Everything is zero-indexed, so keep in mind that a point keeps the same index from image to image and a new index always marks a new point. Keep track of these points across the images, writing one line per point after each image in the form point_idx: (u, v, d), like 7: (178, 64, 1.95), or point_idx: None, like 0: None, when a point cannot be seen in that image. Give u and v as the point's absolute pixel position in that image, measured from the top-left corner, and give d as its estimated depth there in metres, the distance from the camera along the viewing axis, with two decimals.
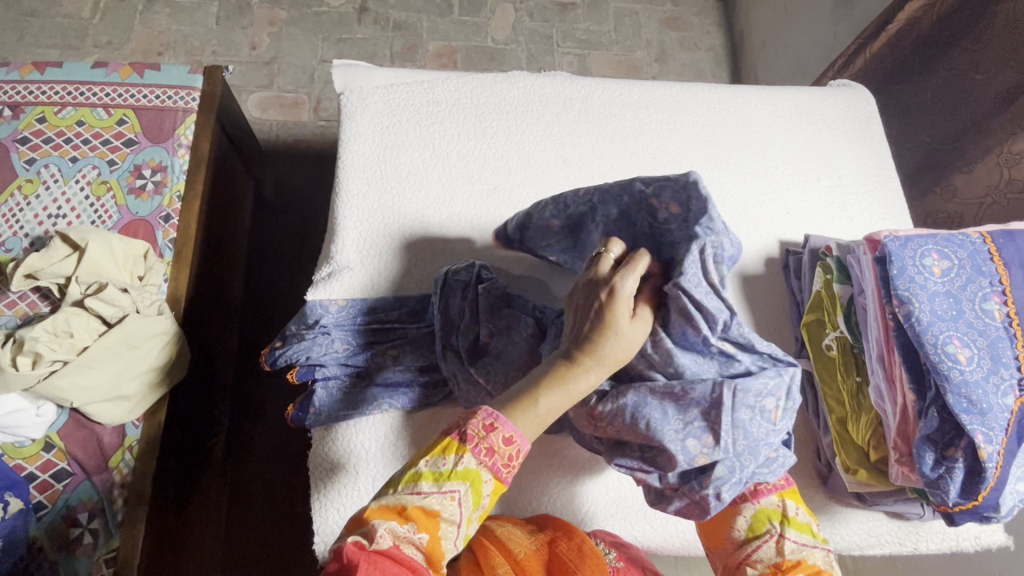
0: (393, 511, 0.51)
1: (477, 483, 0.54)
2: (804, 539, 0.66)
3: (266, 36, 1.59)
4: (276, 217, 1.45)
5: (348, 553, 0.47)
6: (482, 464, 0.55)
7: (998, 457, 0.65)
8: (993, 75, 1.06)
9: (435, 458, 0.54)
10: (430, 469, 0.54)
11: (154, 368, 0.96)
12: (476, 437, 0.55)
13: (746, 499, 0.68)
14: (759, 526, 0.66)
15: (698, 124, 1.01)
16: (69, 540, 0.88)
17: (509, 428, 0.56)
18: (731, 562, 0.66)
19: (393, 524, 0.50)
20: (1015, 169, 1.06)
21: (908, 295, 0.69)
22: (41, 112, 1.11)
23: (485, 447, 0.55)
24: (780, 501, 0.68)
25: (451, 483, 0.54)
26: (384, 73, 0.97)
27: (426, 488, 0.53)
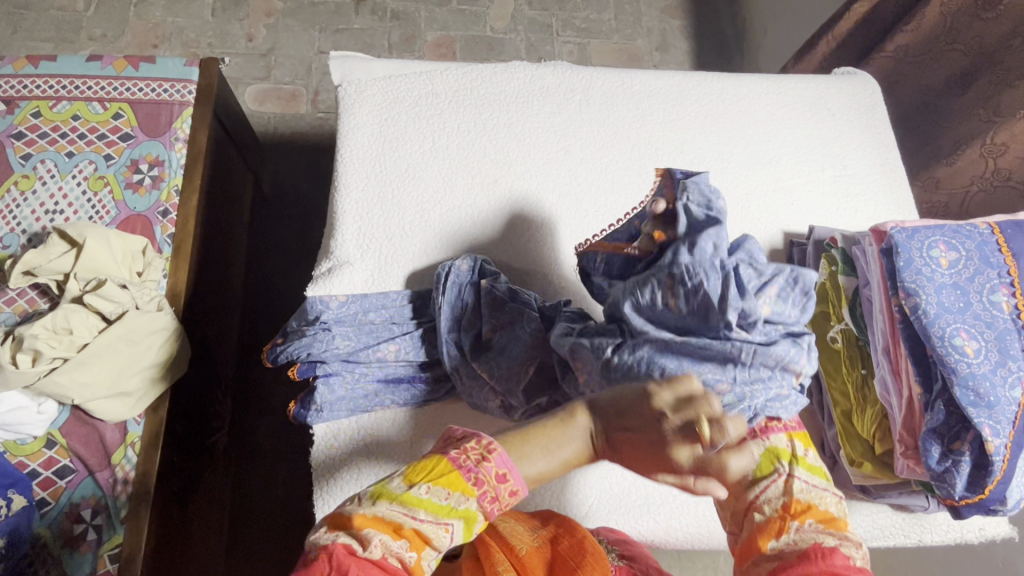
0: (388, 525, 0.50)
1: (472, 523, 0.54)
2: (816, 480, 0.59)
3: (263, 28, 1.57)
4: (276, 210, 1.44)
5: (337, 554, 0.48)
6: (481, 508, 0.54)
7: (1005, 450, 0.64)
8: (942, 59, 1.12)
9: (438, 489, 0.53)
10: (431, 498, 0.53)
11: (154, 364, 0.95)
12: (487, 484, 0.54)
13: (757, 438, 0.62)
14: (767, 464, 0.60)
15: (701, 113, 0.99)
16: (73, 536, 0.88)
17: (516, 481, 0.55)
18: (734, 505, 0.59)
19: (387, 538, 0.50)
20: (1000, 160, 1.04)
21: (915, 288, 0.68)
22: (36, 107, 1.10)
23: (490, 496, 0.54)
24: (790, 442, 0.62)
25: (449, 518, 0.53)
26: (382, 64, 0.96)
27: (424, 514, 0.52)
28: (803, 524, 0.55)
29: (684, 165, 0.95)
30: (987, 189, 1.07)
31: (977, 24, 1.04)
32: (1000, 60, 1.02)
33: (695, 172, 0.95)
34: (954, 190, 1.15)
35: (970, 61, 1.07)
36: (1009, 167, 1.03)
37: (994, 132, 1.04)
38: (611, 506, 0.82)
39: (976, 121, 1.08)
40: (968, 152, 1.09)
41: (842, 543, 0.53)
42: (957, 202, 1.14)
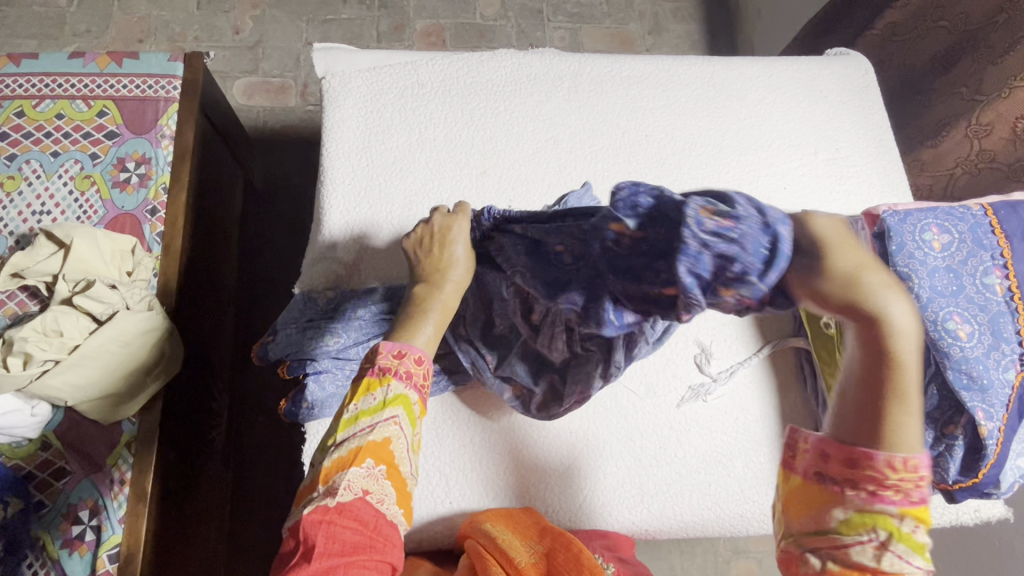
0: (346, 460, 0.51)
1: (409, 405, 0.54)
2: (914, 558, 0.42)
3: (249, 20, 1.55)
4: (268, 205, 1.43)
5: (305, 527, 0.47)
6: (407, 388, 0.54)
7: (999, 434, 0.64)
8: (928, 36, 1.11)
9: (361, 398, 0.53)
10: (360, 409, 0.53)
11: (146, 365, 0.94)
12: (392, 367, 0.54)
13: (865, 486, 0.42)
14: (856, 523, 0.43)
15: (692, 98, 0.98)
16: (71, 538, 0.88)
17: (415, 349, 0.56)
18: (804, 537, 0.45)
19: (351, 476, 0.50)
20: (985, 140, 1.04)
21: (908, 271, 0.66)
22: (19, 106, 1.08)
23: (403, 373, 0.54)
24: (901, 512, 0.42)
25: (390, 408, 0.53)
26: (366, 55, 0.94)
27: (363, 426, 0.52)
28: None
29: (675, 152, 0.94)
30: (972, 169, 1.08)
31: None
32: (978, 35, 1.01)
33: (686, 158, 0.94)
34: (940, 172, 1.16)
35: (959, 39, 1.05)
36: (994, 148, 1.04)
37: (978, 112, 1.04)
38: (606, 498, 0.82)
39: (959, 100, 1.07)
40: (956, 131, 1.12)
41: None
42: (942, 184, 1.17)
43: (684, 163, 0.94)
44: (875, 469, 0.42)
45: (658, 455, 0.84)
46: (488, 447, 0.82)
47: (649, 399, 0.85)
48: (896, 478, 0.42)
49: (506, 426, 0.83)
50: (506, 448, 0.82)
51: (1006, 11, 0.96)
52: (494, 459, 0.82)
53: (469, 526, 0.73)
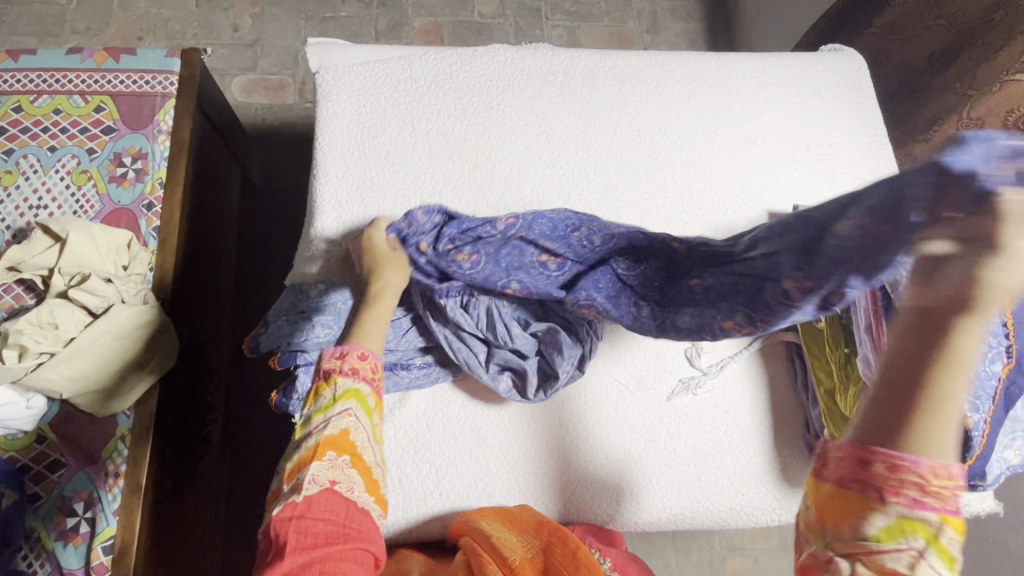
0: (309, 457, 0.55)
1: (361, 398, 0.61)
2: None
3: (248, 17, 1.55)
4: (265, 201, 1.44)
5: (276, 524, 0.49)
6: (355, 384, 0.62)
7: (984, 425, 0.64)
8: (922, 33, 1.11)
9: (315, 403, 0.61)
10: (315, 409, 0.60)
11: (139, 356, 0.95)
12: (337, 368, 0.63)
13: (892, 494, 0.39)
14: (893, 530, 0.40)
15: (685, 94, 0.98)
16: (65, 530, 0.89)
17: (358, 351, 0.65)
18: (837, 544, 0.42)
19: (315, 465, 0.54)
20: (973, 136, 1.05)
21: None
22: (16, 102, 1.09)
23: (349, 371, 0.63)
24: (941, 521, 0.39)
25: (343, 403, 0.60)
26: (360, 50, 0.95)
27: (320, 422, 0.58)
28: None
29: (668, 147, 0.94)
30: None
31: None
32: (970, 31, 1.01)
33: (678, 153, 0.94)
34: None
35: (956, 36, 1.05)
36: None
37: (972, 107, 1.02)
38: (598, 489, 0.82)
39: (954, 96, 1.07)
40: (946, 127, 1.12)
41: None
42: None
43: (676, 158, 0.94)
44: (908, 476, 0.39)
45: (649, 448, 0.84)
46: (480, 438, 0.83)
47: (640, 392, 0.86)
48: (924, 480, 0.39)
49: (498, 418, 0.84)
50: (498, 440, 0.83)
51: (1001, 9, 0.95)
52: (484, 451, 0.82)
53: (463, 523, 0.74)
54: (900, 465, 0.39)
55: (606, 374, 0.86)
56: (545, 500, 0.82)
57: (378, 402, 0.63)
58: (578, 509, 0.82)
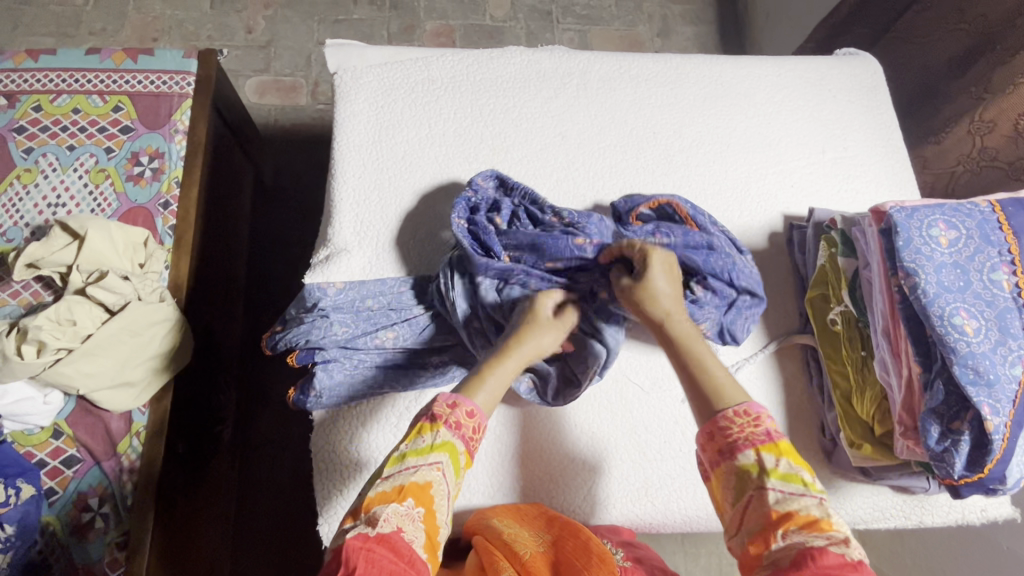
0: (391, 493, 0.53)
1: (455, 454, 0.58)
2: (792, 488, 0.56)
3: (262, 19, 1.57)
4: (277, 201, 1.44)
5: (349, 550, 0.47)
6: (454, 438, 0.58)
7: (1004, 428, 0.64)
8: (944, 37, 1.10)
9: (412, 440, 0.58)
10: (410, 448, 0.57)
11: (158, 354, 0.96)
12: (444, 415, 0.59)
13: (734, 449, 0.59)
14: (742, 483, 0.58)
15: (700, 97, 0.98)
16: (80, 525, 0.89)
17: (471, 404, 0.61)
18: (731, 525, 0.58)
19: (395, 508, 0.52)
20: (987, 137, 1.07)
21: (914, 267, 0.68)
22: (37, 101, 1.10)
23: (453, 422, 0.59)
24: (757, 455, 0.58)
25: (434, 454, 0.57)
26: (377, 51, 0.96)
27: (411, 464, 0.56)
28: (788, 532, 0.53)
29: (683, 149, 0.95)
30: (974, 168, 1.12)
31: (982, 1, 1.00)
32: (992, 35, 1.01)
33: (693, 155, 0.94)
34: (941, 170, 1.19)
35: (978, 41, 1.04)
36: (996, 147, 1.06)
37: (982, 109, 1.06)
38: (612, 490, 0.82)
39: (969, 98, 1.09)
40: (957, 131, 1.13)
41: (830, 543, 0.50)
42: (944, 182, 1.19)
43: (691, 160, 0.94)
44: (720, 430, 0.61)
45: (663, 449, 0.84)
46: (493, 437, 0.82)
47: (654, 394, 0.86)
48: (735, 424, 0.60)
49: (510, 418, 0.83)
50: (512, 440, 0.82)
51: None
52: (498, 451, 0.82)
53: (476, 520, 0.74)
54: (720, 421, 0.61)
55: (622, 376, 0.86)
56: (559, 500, 0.81)
57: (469, 462, 0.59)
58: (592, 512, 0.82)
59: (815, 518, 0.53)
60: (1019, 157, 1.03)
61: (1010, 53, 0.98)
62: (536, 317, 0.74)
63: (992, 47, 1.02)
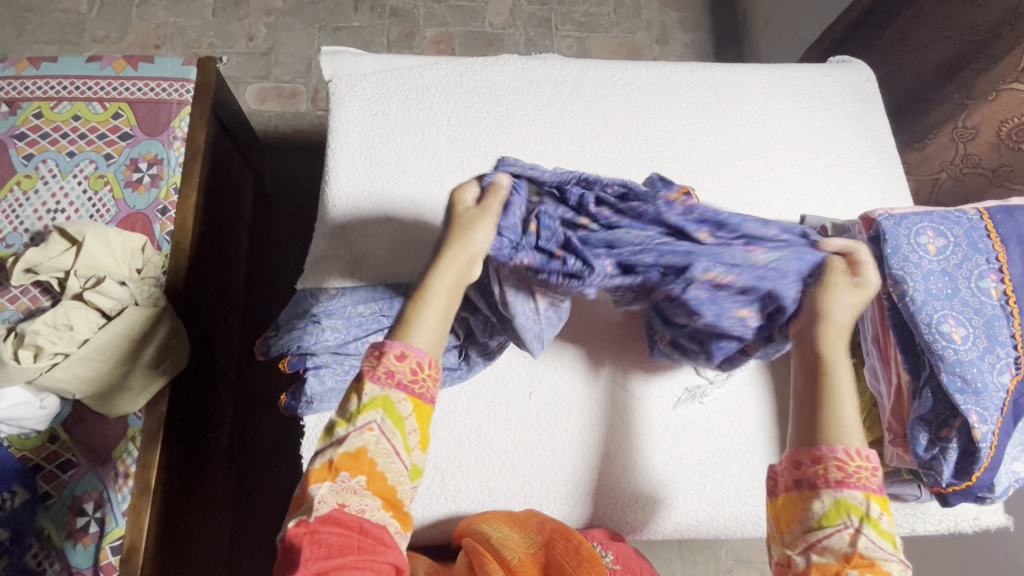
0: (322, 469, 0.50)
1: (389, 406, 0.53)
2: (881, 542, 0.53)
3: (263, 27, 1.58)
4: (276, 207, 1.45)
5: (292, 538, 0.48)
6: (383, 389, 0.53)
7: (992, 437, 0.63)
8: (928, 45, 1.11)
9: (344, 404, 0.54)
10: (342, 414, 0.53)
11: (152, 359, 0.96)
12: (372, 369, 0.53)
13: (828, 486, 0.54)
14: (832, 515, 0.54)
15: (693, 104, 0.99)
16: (76, 529, 0.90)
17: (397, 346, 0.54)
18: (794, 546, 0.55)
19: (328, 485, 0.50)
20: (970, 144, 1.08)
21: (902, 275, 0.67)
22: (38, 108, 1.11)
23: (380, 373, 0.53)
24: (866, 500, 0.53)
25: (364, 415, 0.52)
26: (372, 59, 0.96)
27: (343, 432, 0.52)
28: None
29: (676, 156, 0.95)
30: (958, 174, 1.12)
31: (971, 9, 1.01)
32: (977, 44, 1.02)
33: (686, 163, 0.95)
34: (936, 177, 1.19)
35: (961, 51, 1.05)
36: (979, 153, 1.07)
37: (966, 115, 1.07)
38: (603, 496, 0.84)
39: (952, 104, 1.10)
40: (940, 137, 1.13)
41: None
42: (927, 188, 1.20)
43: (684, 168, 0.95)
44: (830, 463, 0.55)
45: (654, 456, 0.85)
46: (484, 444, 0.83)
47: (646, 400, 0.87)
48: (850, 465, 0.55)
49: (501, 425, 0.84)
50: (506, 446, 0.84)
51: (1010, 24, 0.95)
52: (488, 457, 0.83)
53: (466, 525, 0.74)
54: (824, 456, 0.55)
55: (612, 384, 0.87)
56: (551, 504, 0.83)
57: (414, 406, 0.53)
58: (583, 515, 0.83)
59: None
60: (1001, 164, 1.04)
61: (995, 60, 0.99)
62: (466, 226, 0.63)
63: (977, 55, 1.02)
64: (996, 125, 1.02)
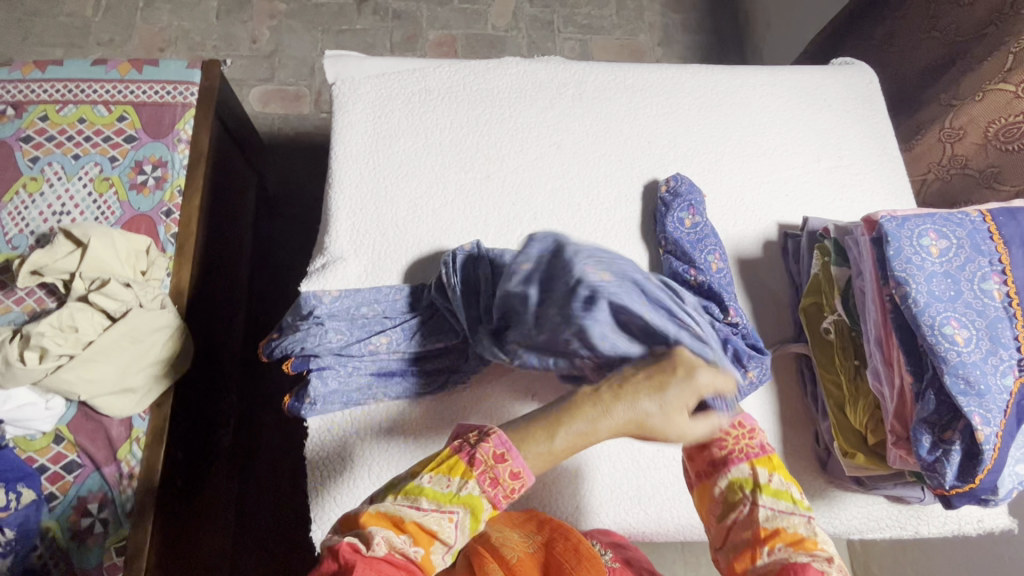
0: (390, 520, 0.49)
1: (477, 511, 0.52)
2: (780, 506, 0.59)
3: (267, 30, 1.59)
4: (279, 209, 1.46)
5: (343, 553, 0.46)
6: (485, 493, 0.52)
7: (996, 439, 0.63)
8: (921, 47, 1.11)
9: (438, 476, 0.52)
10: (433, 486, 0.52)
11: (158, 360, 0.97)
12: (485, 464, 0.52)
13: (720, 469, 0.62)
14: (732, 495, 0.61)
15: (696, 106, 0.99)
16: (80, 530, 0.90)
17: (518, 462, 0.52)
18: (716, 539, 0.61)
19: (391, 534, 0.48)
20: (956, 145, 1.06)
21: (905, 277, 0.68)
22: (44, 111, 1.12)
23: (490, 477, 0.52)
24: (751, 470, 0.61)
25: (450, 505, 0.51)
26: (376, 62, 0.97)
27: (425, 505, 0.51)
28: (773, 549, 0.56)
29: (678, 158, 0.95)
30: (943, 176, 1.10)
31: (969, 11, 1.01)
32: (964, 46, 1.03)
33: (688, 165, 0.95)
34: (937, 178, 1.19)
35: (949, 51, 1.05)
36: None
37: (953, 116, 1.06)
38: (604, 497, 0.83)
39: (940, 106, 1.09)
40: (929, 136, 1.11)
41: (814, 561, 0.54)
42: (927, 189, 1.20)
43: (686, 170, 0.95)
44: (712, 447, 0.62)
45: (656, 457, 0.85)
46: None
47: None
48: (729, 439, 0.62)
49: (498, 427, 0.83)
50: None
51: (995, 23, 0.96)
52: None
53: None
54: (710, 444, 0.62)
55: None
56: (553, 506, 0.82)
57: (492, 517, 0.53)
58: (586, 519, 0.82)
59: (802, 536, 0.56)
60: (989, 164, 1.02)
61: (978, 61, 0.99)
62: (659, 379, 0.57)
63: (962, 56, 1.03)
64: (983, 126, 1.01)
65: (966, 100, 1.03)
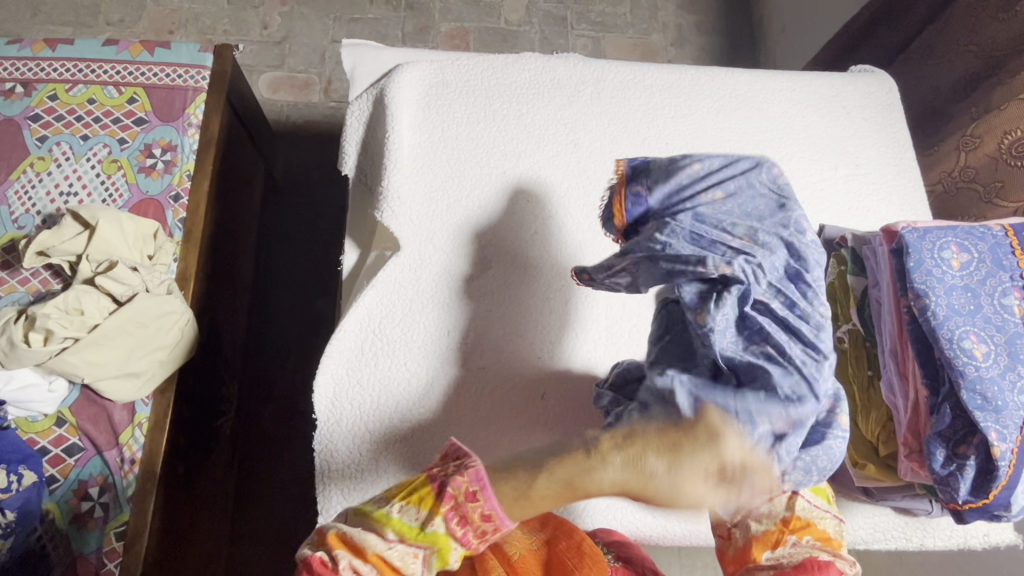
0: (356, 546, 0.49)
1: (444, 550, 0.51)
2: (818, 502, 0.62)
3: (278, 15, 1.57)
4: (287, 196, 1.45)
5: (314, 565, 0.48)
6: (452, 531, 0.51)
7: (1012, 455, 0.64)
8: (959, 60, 1.10)
9: (409, 507, 0.51)
10: (402, 518, 0.51)
11: (163, 346, 0.95)
12: (456, 499, 0.51)
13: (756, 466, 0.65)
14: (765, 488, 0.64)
15: (714, 109, 0.98)
16: (80, 514, 0.89)
17: (490, 504, 0.51)
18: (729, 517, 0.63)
19: (355, 558, 0.48)
20: (970, 154, 1.07)
21: (925, 289, 0.68)
22: (52, 89, 1.11)
23: (459, 515, 0.51)
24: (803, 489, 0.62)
25: (418, 541, 0.50)
26: (393, 52, 0.96)
27: (392, 536, 0.50)
28: (801, 540, 0.59)
29: None
30: (951, 188, 1.11)
31: (995, 24, 1.01)
32: (987, 60, 1.04)
33: None
34: None
35: (984, 65, 1.05)
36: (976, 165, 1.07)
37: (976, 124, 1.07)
38: (609, 499, 0.83)
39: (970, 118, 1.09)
40: (949, 144, 1.12)
41: (836, 560, 0.58)
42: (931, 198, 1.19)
43: None
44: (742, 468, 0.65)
45: None
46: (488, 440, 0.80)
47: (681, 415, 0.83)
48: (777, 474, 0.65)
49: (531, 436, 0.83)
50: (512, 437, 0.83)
51: None
52: None
53: None
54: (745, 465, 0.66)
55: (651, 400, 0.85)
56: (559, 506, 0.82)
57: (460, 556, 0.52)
58: (590, 519, 0.82)
59: (829, 536, 0.61)
60: (994, 178, 1.02)
61: (1012, 75, 1.00)
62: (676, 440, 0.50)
63: (998, 70, 1.03)
64: (998, 136, 1.01)
65: (993, 110, 1.03)
